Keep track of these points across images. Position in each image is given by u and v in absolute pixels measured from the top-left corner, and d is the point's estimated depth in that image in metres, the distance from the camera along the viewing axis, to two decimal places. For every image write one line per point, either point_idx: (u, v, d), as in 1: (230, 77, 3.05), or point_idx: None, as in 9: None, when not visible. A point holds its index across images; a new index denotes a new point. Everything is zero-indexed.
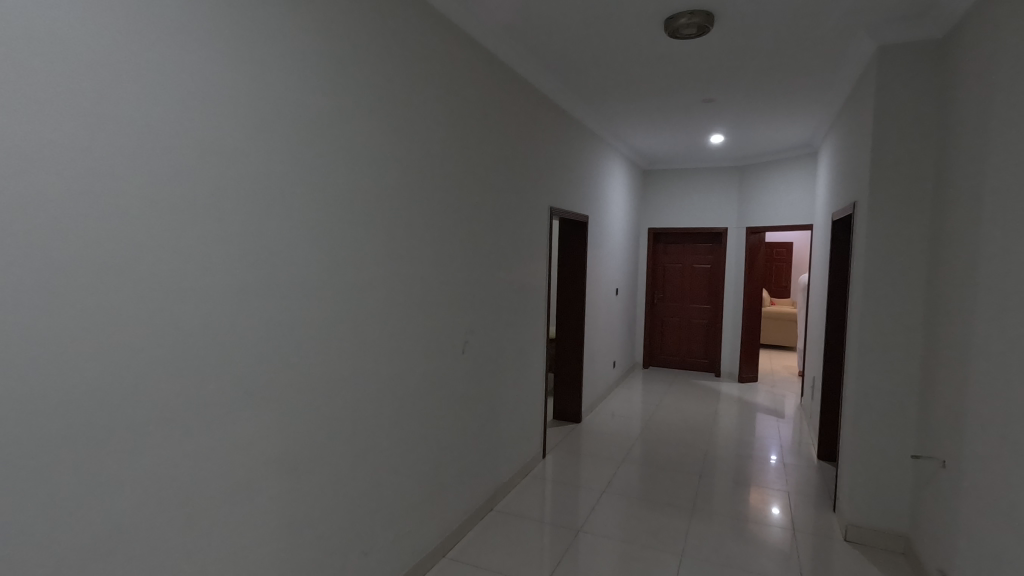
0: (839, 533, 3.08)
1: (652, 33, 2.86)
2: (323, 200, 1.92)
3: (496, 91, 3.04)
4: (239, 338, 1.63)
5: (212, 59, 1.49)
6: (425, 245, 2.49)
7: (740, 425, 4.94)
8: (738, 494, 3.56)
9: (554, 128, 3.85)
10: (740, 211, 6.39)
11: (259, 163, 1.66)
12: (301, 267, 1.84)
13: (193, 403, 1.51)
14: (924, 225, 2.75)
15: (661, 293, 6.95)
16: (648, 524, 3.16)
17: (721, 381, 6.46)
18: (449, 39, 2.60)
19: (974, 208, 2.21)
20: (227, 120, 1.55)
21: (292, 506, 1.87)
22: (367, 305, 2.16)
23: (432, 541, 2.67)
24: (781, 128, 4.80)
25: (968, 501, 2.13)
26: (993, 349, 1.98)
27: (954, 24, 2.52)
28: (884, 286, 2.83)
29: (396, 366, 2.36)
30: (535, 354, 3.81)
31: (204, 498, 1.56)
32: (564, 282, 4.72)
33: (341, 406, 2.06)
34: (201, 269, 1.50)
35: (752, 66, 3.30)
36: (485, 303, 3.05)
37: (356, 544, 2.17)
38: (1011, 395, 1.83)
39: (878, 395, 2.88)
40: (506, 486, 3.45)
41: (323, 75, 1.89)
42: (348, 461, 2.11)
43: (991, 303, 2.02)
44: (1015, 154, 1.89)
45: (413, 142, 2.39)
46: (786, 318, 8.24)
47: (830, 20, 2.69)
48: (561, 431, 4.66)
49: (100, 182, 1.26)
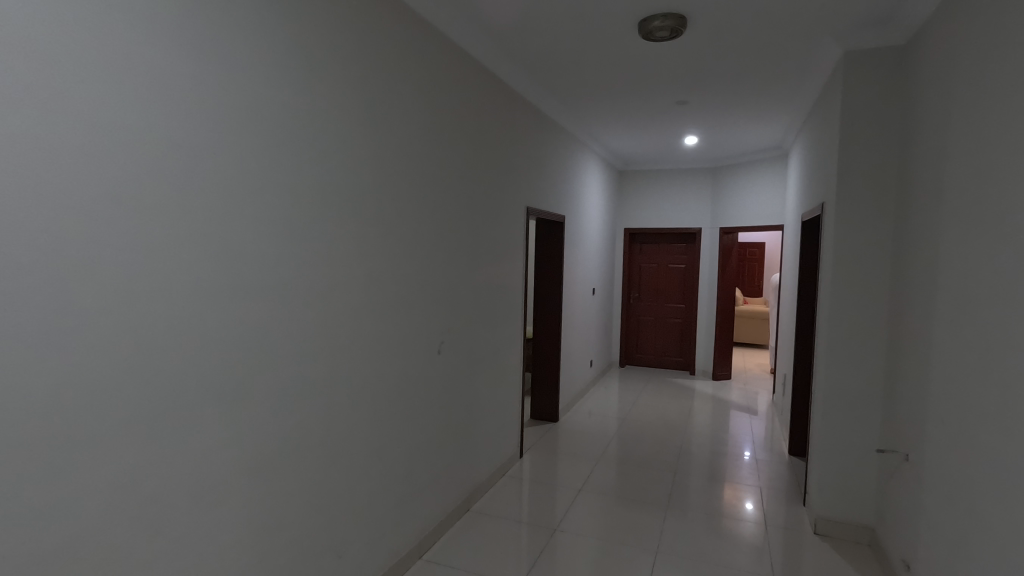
0: (808, 526, 3.15)
1: (627, 35, 2.88)
2: (296, 200, 1.88)
3: (472, 91, 3.03)
4: (209, 339, 1.59)
5: (179, 53, 1.46)
6: (399, 245, 2.47)
7: (713, 422, 5.02)
8: (712, 490, 3.62)
9: (530, 128, 3.86)
10: (713, 212, 6.50)
11: (228, 161, 1.62)
12: (272, 266, 1.80)
13: (160, 407, 1.47)
14: (888, 226, 2.83)
15: (636, 293, 7.02)
16: (623, 521, 3.18)
17: (695, 378, 6.57)
18: (425, 37, 2.59)
19: (934, 209, 2.28)
20: (195, 116, 1.51)
21: (265, 510, 1.84)
22: (340, 305, 2.13)
23: (408, 543, 2.65)
24: (753, 131, 4.89)
25: (929, 494, 2.20)
26: (952, 346, 2.05)
27: (916, 31, 2.60)
28: (851, 285, 2.91)
29: (371, 366, 2.33)
30: (512, 353, 3.81)
31: (171, 504, 1.52)
32: (541, 282, 4.73)
33: (313, 408, 2.02)
34: (167, 267, 1.46)
35: (723, 69, 3.36)
36: (461, 304, 3.04)
37: (331, 548, 2.14)
38: (969, 389, 1.90)
39: (846, 391, 2.95)
40: (483, 486, 3.45)
41: (295, 72, 1.85)
42: (322, 462, 2.08)
43: (951, 301, 2.09)
44: (972, 158, 1.96)
45: (388, 141, 2.36)
46: (758, 316, 8.41)
47: (797, 26, 2.76)
48: (538, 430, 4.68)
49: (61, 178, 1.22)
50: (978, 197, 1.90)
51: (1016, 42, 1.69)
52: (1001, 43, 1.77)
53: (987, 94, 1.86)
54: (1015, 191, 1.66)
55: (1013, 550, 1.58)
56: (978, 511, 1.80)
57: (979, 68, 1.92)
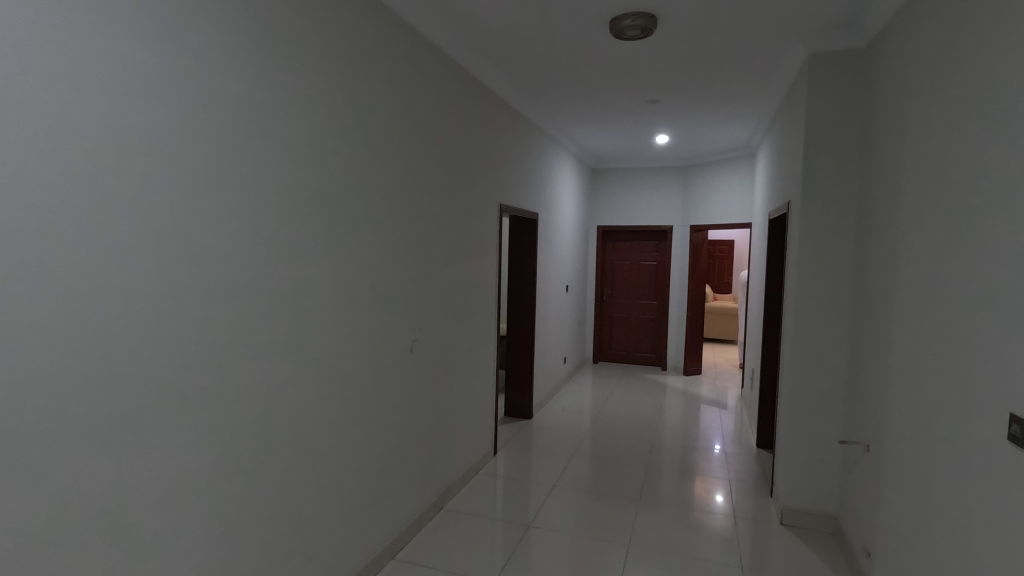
0: (775, 517, 3.23)
1: (599, 32, 2.89)
2: (262, 196, 1.83)
3: (443, 87, 3.00)
4: (172, 339, 1.54)
5: (136, 42, 1.40)
6: (370, 242, 2.43)
7: (684, 417, 5.10)
8: (683, 484, 3.68)
9: (502, 125, 3.85)
10: (683, 210, 6.59)
11: (192, 155, 1.57)
12: (237, 264, 1.75)
13: (119, 410, 1.42)
14: (851, 224, 2.91)
15: (609, 290, 7.09)
16: (596, 516, 3.21)
17: (666, 374, 6.66)
18: (395, 31, 2.55)
19: (894, 208, 2.36)
20: (155, 108, 1.46)
21: (231, 514, 1.79)
22: (309, 303, 2.09)
23: (380, 543, 2.63)
24: (722, 130, 4.97)
25: (889, 483, 2.27)
26: (910, 340, 2.12)
27: (877, 34, 2.68)
28: (816, 282, 2.98)
29: (341, 365, 2.29)
30: (485, 351, 3.80)
31: (131, 509, 1.46)
32: (514, 279, 4.73)
33: (282, 408, 1.98)
34: (126, 265, 1.41)
35: (694, 68, 3.40)
36: (433, 301, 3.02)
37: (300, 551, 2.10)
38: (925, 381, 1.97)
39: (811, 385, 3.03)
40: (456, 484, 3.43)
41: (261, 66, 1.80)
42: (291, 463, 2.04)
43: (909, 297, 2.16)
44: (929, 158, 2.02)
45: (358, 136, 2.32)
46: (727, 312, 8.58)
47: (764, 27, 2.81)
48: (512, 427, 4.69)
49: (10, 172, 1.16)
50: (934, 197, 1.97)
51: (970, 47, 1.75)
52: (957, 48, 1.84)
53: (943, 97, 1.93)
54: (969, 192, 1.73)
55: (968, 535, 1.64)
56: (934, 498, 1.87)
57: (936, 72, 1.99)
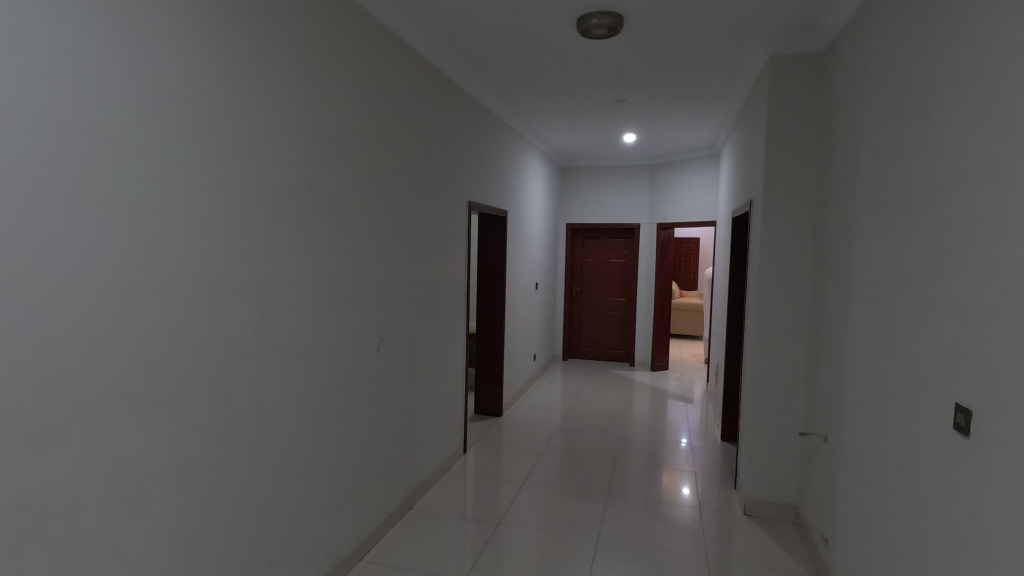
0: (739, 507, 3.32)
1: (566, 31, 2.90)
2: (223, 192, 1.78)
3: (411, 83, 2.97)
4: (128, 339, 1.49)
5: (86, 31, 1.35)
6: (336, 240, 2.39)
7: (652, 412, 5.19)
8: (651, 477, 3.74)
9: (471, 122, 3.84)
10: (650, 208, 6.69)
11: (144, 149, 1.50)
12: (198, 262, 1.70)
13: (71, 413, 1.36)
14: (810, 223, 3.00)
15: (578, 287, 7.14)
16: (565, 511, 3.24)
17: (635, 370, 6.76)
18: (362, 26, 2.51)
19: (850, 208, 2.44)
20: (105, 101, 1.40)
21: (193, 519, 1.73)
22: (273, 303, 2.04)
23: (348, 545, 2.59)
24: (687, 130, 5.07)
25: (845, 473, 2.36)
26: (864, 334, 2.21)
27: (834, 39, 2.77)
28: (778, 279, 3.07)
29: (307, 365, 2.25)
30: (455, 349, 3.79)
31: (80, 519, 1.40)
32: (484, 277, 4.72)
33: (244, 410, 1.92)
34: (73, 261, 1.35)
35: (660, 68, 3.45)
36: (402, 300, 2.99)
37: (265, 555, 2.06)
38: (878, 373, 2.06)
39: (773, 379, 3.12)
40: (426, 483, 3.41)
41: (222, 58, 1.75)
42: (255, 466, 1.99)
43: (863, 293, 2.24)
44: (882, 160, 2.11)
45: (324, 132, 2.28)
46: (693, 309, 8.76)
47: (728, 30, 2.88)
48: (482, 425, 4.68)
49: None
50: (887, 197, 2.06)
51: (921, 51, 1.82)
52: (908, 54, 1.91)
53: (896, 100, 2.00)
54: (918, 192, 1.81)
55: (917, 519, 1.72)
56: (886, 485, 1.95)
57: (889, 75, 2.06)
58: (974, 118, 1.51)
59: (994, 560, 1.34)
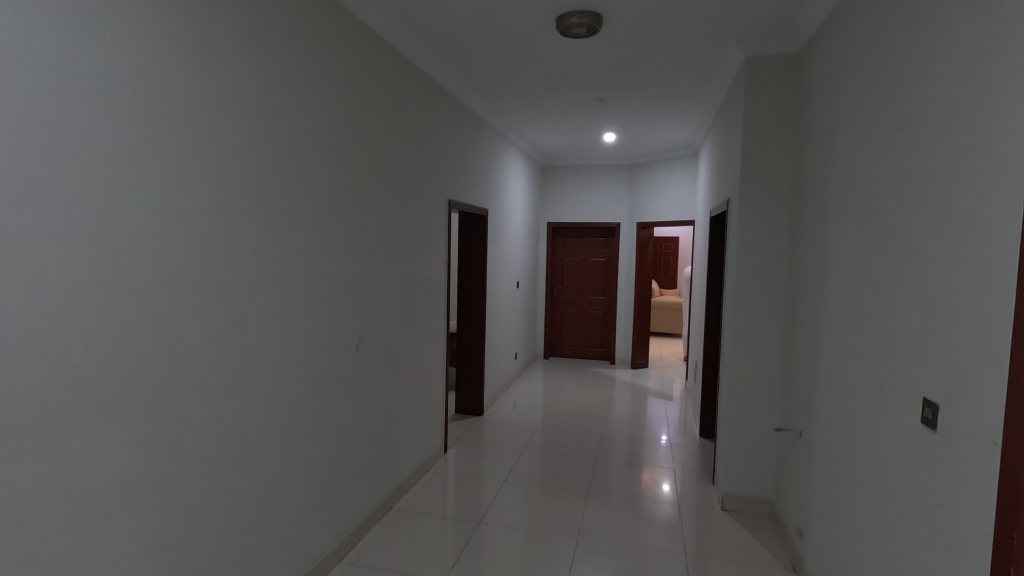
0: (717, 503, 3.36)
1: (545, 30, 2.90)
2: (197, 190, 1.74)
3: (390, 80, 2.94)
4: (99, 341, 1.45)
5: (54, 24, 1.31)
6: (313, 238, 2.36)
7: (632, 410, 5.22)
8: (631, 474, 3.77)
9: (451, 120, 3.82)
10: (630, 207, 6.74)
11: (113, 146, 1.46)
12: (171, 261, 1.66)
13: (38, 417, 1.32)
14: (785, 223, 3.05)
15: (559, 286, 7.16)
16: (546, 508, 3.25)
17: (615, 368, 6.81)
18: (339, 22, 2.47)
19: (823, 207, 2.49)
20: (75, 97, 1.36)
21: (165, 523, 1.69)
22: (247, 302, 2.00)
23: (326, 546, 2.56)
24: (666, 130, 5.12)
25: (819, 467, 2.40)
26: (837, 331, 2.25)
27: (808, 42, 2.82)
28: (754, 277, 3.11)
29: (283, 365, 2.21)
30: (435, 349, 3.77)
31: (47, 526, 1.35)
32: (464, 276, 4.71)
33: (219, 412, 1.89)
34: (37, 261, 1.30)
35: (638, 69, 3.48)
36: (380, 298, 2.95)
37: (239, 558, 2.02)
38: (851, 369, 2.09)
39: (750, 376, 3.16)
40: (406, 483, 3.39)
41: (194, 51, 1.71)
42: (229, 468, 1.95)
43: (836, 290, 2.29)
44: (854, 161, 2.15)
45: (300, 129, 2.24)
46: (673, 307, 8.84)
47: (705, 31, 2.91)
48: (462, 424, 4.67)
49: None
50: (858, 197, 2.10)
51: (891, 54, 1.86)
52: (878, 57, 1.96)
53: (867, 102, 2.04)
54: (889, 192, 1.85)
55: (889, 511, 1.75)
56: (859, 478, 1.99)
57: (861, 77, 2.11)
58: (943, 118, 1.55)
59: (963, 551, 1.37)
